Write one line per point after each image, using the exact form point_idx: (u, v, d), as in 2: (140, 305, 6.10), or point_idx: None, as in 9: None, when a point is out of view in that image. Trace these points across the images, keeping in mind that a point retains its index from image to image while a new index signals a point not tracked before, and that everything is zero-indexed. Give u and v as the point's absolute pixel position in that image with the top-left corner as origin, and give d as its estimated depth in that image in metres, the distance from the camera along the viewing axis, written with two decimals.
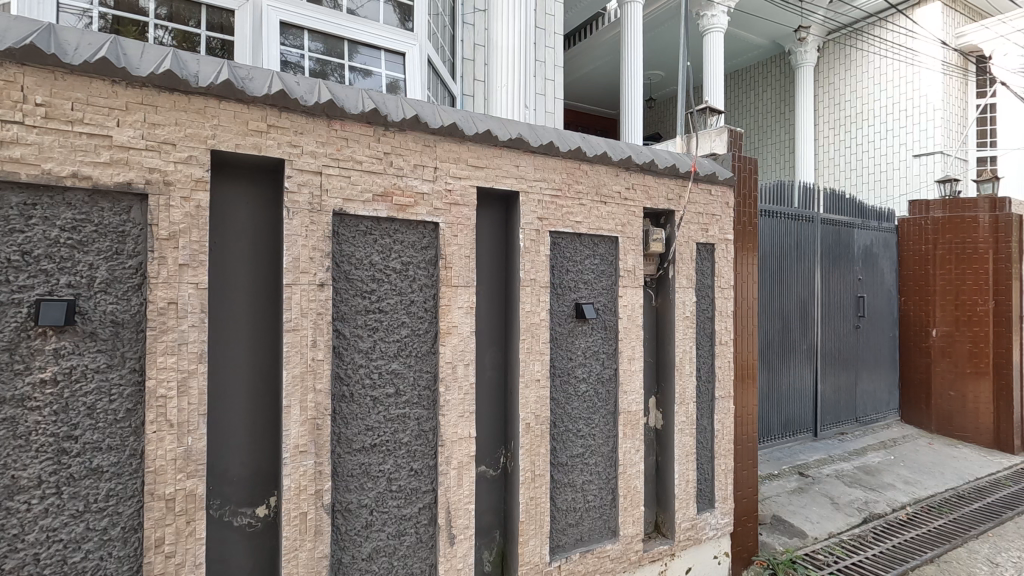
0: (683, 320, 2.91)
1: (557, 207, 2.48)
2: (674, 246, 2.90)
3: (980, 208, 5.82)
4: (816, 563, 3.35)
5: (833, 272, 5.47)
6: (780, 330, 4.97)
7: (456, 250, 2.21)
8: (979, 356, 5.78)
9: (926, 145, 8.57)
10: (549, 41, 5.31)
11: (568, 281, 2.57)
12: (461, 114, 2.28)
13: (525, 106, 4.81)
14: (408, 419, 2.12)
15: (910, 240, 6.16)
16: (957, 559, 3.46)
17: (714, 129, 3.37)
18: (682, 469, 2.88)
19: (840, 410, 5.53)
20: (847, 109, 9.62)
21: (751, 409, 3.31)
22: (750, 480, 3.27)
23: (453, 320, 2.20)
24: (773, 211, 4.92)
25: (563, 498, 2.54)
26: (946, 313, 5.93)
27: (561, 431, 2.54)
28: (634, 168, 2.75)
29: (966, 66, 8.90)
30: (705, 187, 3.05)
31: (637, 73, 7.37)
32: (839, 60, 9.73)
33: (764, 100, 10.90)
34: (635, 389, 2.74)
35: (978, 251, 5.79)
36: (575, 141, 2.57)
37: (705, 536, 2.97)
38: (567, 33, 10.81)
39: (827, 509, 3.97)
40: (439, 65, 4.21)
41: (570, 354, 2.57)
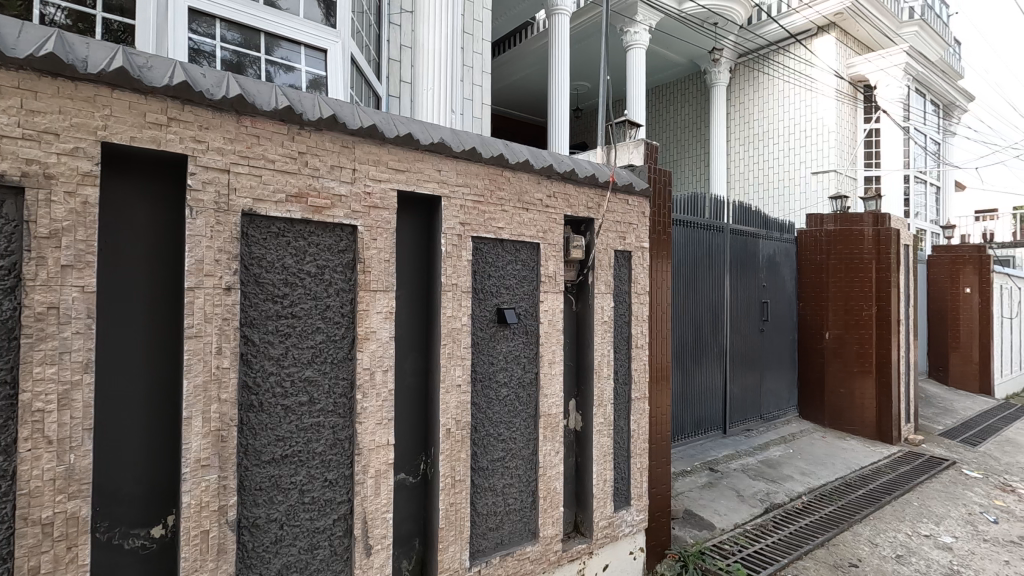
0: (601, 324, 3.01)
1: (479, 212, 2.50)
2: (593, 253, 2.99)
3: (865, 222, 6.43)
4: (722, 553, 3.55)
5: (741, 279, 5.85)
6: (693, 333, 5.26)
7: (375, 254, 2.16)
8: (865, 356, 6.33)
9: (822, 164, 9.40)
10: (477, 47, 5.34)
11: (489, 287, 2.59)
12: (381, 116, 2.24)
13: (451, 110, 4.80)
14: (323, 428, 2.05)
15: (807, 251, 6.75)
16: (843, 542, 3.80)
17: (632, 141, 3.51)
18: (599, 468, 2.98)
19: (746, 408, 5.92)
20: (755, 127, 10.34)
21: (664, 409, 3.47)
22: (664, 477, 3.43)
23: (371, 325, 2.15)
24: (686, 221, 5.20)
25: (483, 503, 2.55)
26: (838, 317, 6.49)
27: (482, 436, 2.55)
28: (556, 176, 2.82)
29: (855, 96, 9.82)
30: (623, 197, 3.18)
31: (564, 84, 7.55)
32: (748, 81, 10.45)
33: (682, 115, 11.51)
34: (555, 393, 2.80)
35: (863, 261, 6.38)
36: (498, 148, 2.60)
37: (621, 533, 3.08)
38: (497, 40, 10.91)
39: (733, 501, 4.23)
40: (363, 64, 4.12)
41: (492, 358, 2.59)
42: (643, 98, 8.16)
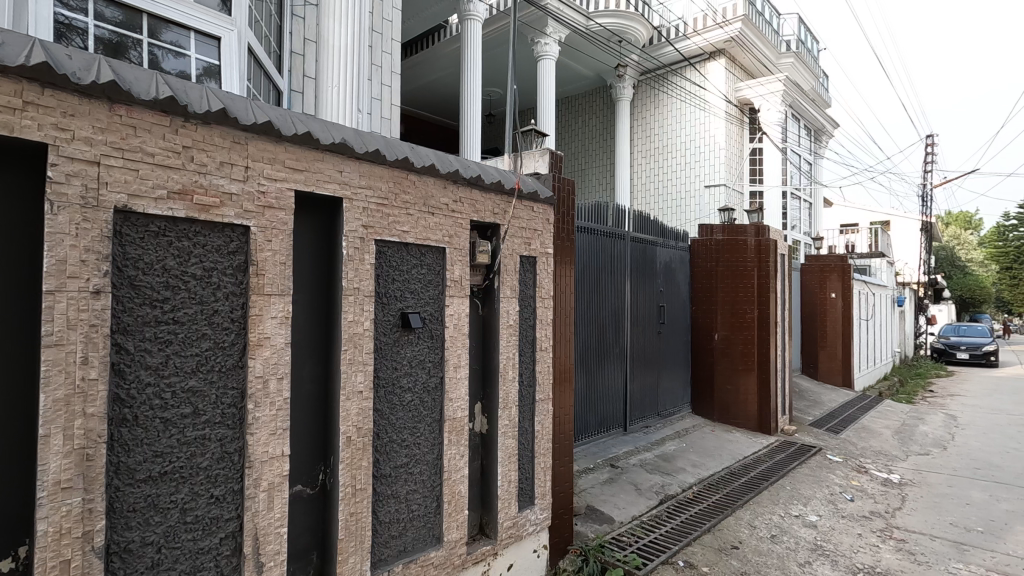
0: (507, 328, 3.07)
1: (382, 215, 2.46)
2: (499, 258, 3.05)
3: (749, 233, 7.03)
4: (620, 545, 3.74)
5: (640, 284, 6.19)
6: (596, 336, 5.49)
7: (270, 256, 2.07)
8: (748, 356, 6.93)
9: (714, 178, 10.18)
10: (386, 46, 5.25)
11: (394, 291, 2.56)
12: (277, 112, 2.15)
13: (358, 109, 4.68)
14: (209, 441, 1.93)
15: (699, 258, 7.27)
16: (726, 526, 4.13)
17: (537, 150, 3.62)
18: (504, 470, 3.03)
19: (644, 406, 6.26)
20: (655, 141, 10.99)
21: (566, 409, 3.60)
22: (566, 476, 3.55)
23: (266, 331, 2.05)
24: (589, 228, 5.42)
25: (386, 510, 2.50)
26: (725, 320, 7.04)
27: (385, 442, 2.51)
28: (462, 181, 2.84)
29: (741, 117, 10.74)
30: (528, 204, 3.27)
31: (476, 89, 7.60)
32: (649, 98, 11.09)
33: (589, 126, 11.99)
34: (461, 396, 2.81)
35: (747, 269, 6.98)
36: (403, 151, 2.57)
37: (525, 533, 3.15)
38: (409, 40, 10.76)
39: (631, 495, 4.47)
40: (262, 56, 3.91)
41: (395, 363, 2.55)
42: (552, 107, 8.41)
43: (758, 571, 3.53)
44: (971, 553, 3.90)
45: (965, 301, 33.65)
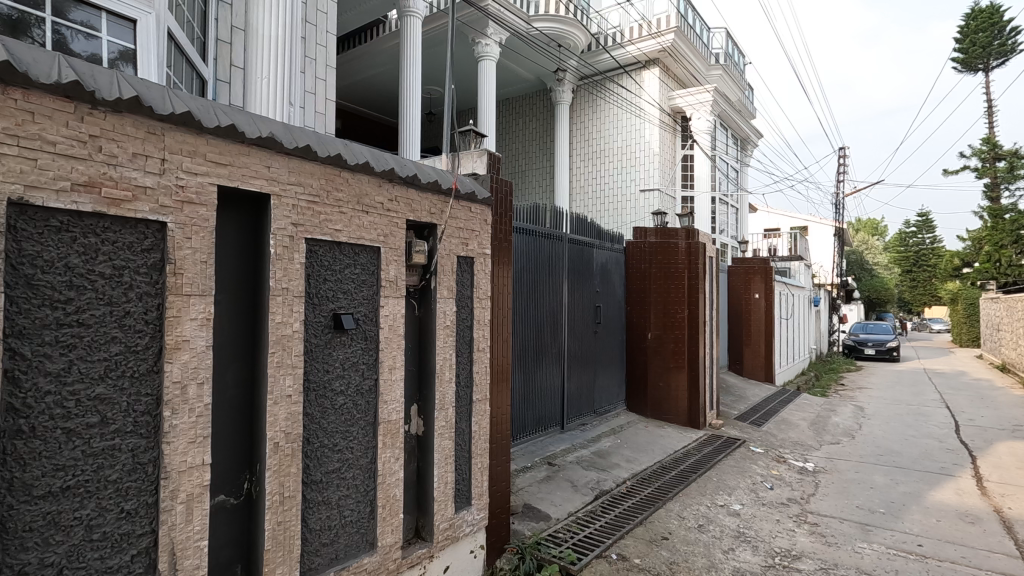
0: (443, 328, 3.05)
1: (313, 214, 2.39)
2: (435, 258, 3.03)
3: (680, 236, 7.34)
4: (556, 541, 3.80)
5: (577, 285, 6.32)
6: (533, 336, 5.55)
7: (189, 254, 1.95)
8: (679, 354, 7.22)
9: (648, 182, 10.54)
10: (320, 39, 5.09)
11: (325, 291, 2.48)
12: (198, 102, 2.03)
13: (290, 102, 4.51)
14: (120, 451, 1.79)
15: (634, 260, 7.50)
16: (657, 518, 4.29)
17: (475, 150, 3.62)
18: (441, 471, 3.02)
19: (581, 404, 6.38)
20: (594, 145, 11.25)
21: (503, 408, 3.62)
22: (503, 475, 3.57)
23: (184, 333, 1.93)
24: (527, 229, 5.47)
25: (316, 518, 2.43)
26: (658, 319, 7.31)
27: (315, 447, 2.43)
28: (398, 180, 2.80)
29: (674, 125, 11.19)
30: (465, 205, 3.26)
31: (416, 86, 7.51)
32: (588, 103, 11.35)
33: (529, 129, 12.12)
34: (396, 398, 2.77)
35: (678, 271, 7.27)
36: (336, 147, 2.50)
37: (462, 533, 3.14)
38: (346, 34, 10.48)
39: (568, 492, 4.55)
40: (184, 42, 3.70)
41: (327, 365, 2.48)
42: (493, 109, 8.46)
43: (686, 559, 3.69)
44: (875, 533, 4.24)
45: (872, 301, 36.53)
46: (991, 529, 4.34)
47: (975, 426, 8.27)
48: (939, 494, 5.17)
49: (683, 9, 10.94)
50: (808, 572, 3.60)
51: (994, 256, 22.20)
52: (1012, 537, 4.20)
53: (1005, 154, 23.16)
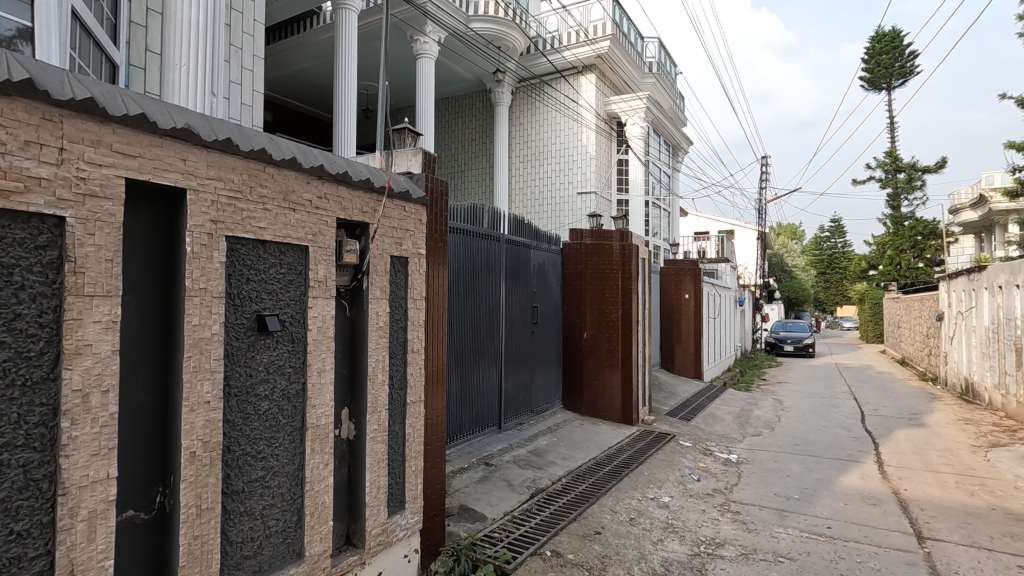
0: (376, 330, 2.99)
1: (235, 210, 2.27)
2: (367, 258, 2.96)
3: (614, 238, 7.53)
4: (491, 541, 3.81)
5: (514, 286, 6.36)
6: (471, 337, 5.54)
7: (92, 252, 1.80)
8: (614, 353, 7.41)
9: (585, 185, 10.77)
10: (246, 27, 4.87)
11: (248, 292, 2.37)
12: (103, 88, 1.88)
13: (214, 92, 4.30)
14: (8, 467, 1.63)
15: (570, 261, 7.63)
16: (591, 514, 4.39)
17: (409, 149, 3.57)
18: (373, 476, 2.96)
19: (519, 404, 6.42)
20: (532, 147, 11.36)
21: (438, 410, 3.59)
22: (438, 477, 3.54)
23: (86, 337, 1.79)
24: (464, 229, 5.44)
25: (238, 530, 2.31)
26: (593, 319, 7.48)
27: (236, 456, 2.31)
28: (328, 177, 2.71)
29: (609, 131, 11.48)
30: (399, 204, 3.21)
31: (351, 81, 7.31)
32: (527, 105, 11.45)
33: (469, 129, 12.10)
34: (325, 403, 2.69)
35: (613, 272, 7.46)
36: (259, 142, 2.39)
37: (395, 538, 3.09)
38: (277, 23, 10.05)
39: (504, 491, 4.58)
40: (94, 24, 3.44)
41: (249, 370, 2.36)
42: (431, 108, 8.40)
43: (618, 552, 3.80)
44: (790, 518, 4.52)
45: (792, 301, 39.07)
46: (890, 510, 4.74)
47: (878, 415, 9.01)
48: (846, 479, 5.59)
49: (618, 18, 11.24)
50: (730, 558, 3.79)
51: (896, 259, 24.28)
52: (907, 516, 4.61)
53: (904, 167, 25.40)
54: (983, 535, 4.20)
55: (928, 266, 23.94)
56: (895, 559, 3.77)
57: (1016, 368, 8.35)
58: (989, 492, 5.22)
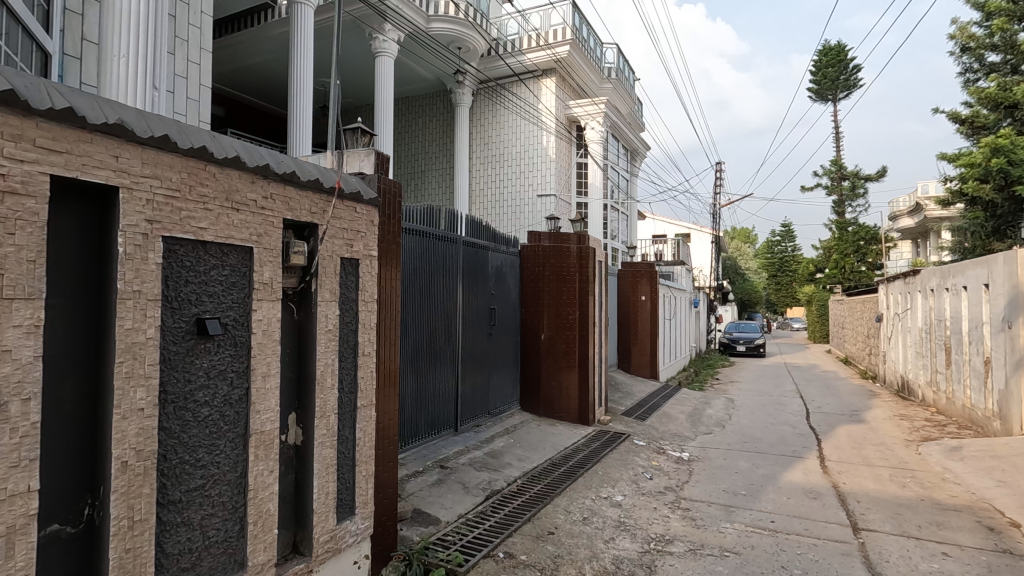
0: (325, 333, 2.94)
1: (173, 210, 2.19)
2: (316, 260, 2.90)
3: (572, 241, 7.62)
4: (444, 545, 3.78)
5: (471, 287, 6.35)
6: (427, 339, 5.50)
7: (11, 253, 1.70)
8: (570, 354, 7.49)
9: (545, 188, 10.86)
10: (194, 19, 4.72)
11: (187, 295, 2.29)
12: (25, 79, 1.79)
13: (157, 86, 4.15)
14: None
15: (529, 263, 7.65)
16: (544, 514, 4.43)
17: (362, 149, 3.52)
18: (321, 482, 2.90)
19: (475, 406, 6.42)
20: (493, 149, 11.39)
21: (391, 413, 3.55)
22: (390, 481, 3.50)
23: (4, 343, 1.69)
24: (421, 231, 5.39)
25: (174, 541, 2.23)
26: (551, 320, 7.53)
27: (173, 464, 2.23)
28: (274, 177, 2.64)
29: (569, 135, 11.61)
30: (350, 205, 3.16)
31: (307, 78, 7.15)
32: (488, 108, 11.48)
33: (429, 129, 12.02)
34: (270, 408, 2.62)
35: (570, 274, 7.55)
36: (199, 139, 2.31)
37: (344, 545, 3.04)
38: (229, 15, 9.72)
39: (459, 494, 4.56)
40: (24, 11, 3.26)
41: (188, 375, 2.28)
42: (390, 107, 8.30)
43: (570, 552, 3.84)
44: (736, 513, 4.69)
45: (744, 302, 40.48)
46: (828, 503, 4.97)
47: (821, 412, 9.43)
48: (790, 474, 5.82)
49: (578, 23, 11.35)
50: (679, 554, 3.89)
51: (840, 263, 25.43)
52: (844, 508, 4.84)
53: (849, 175, 26.66)
54: (913, 525, 4.46)
55: (870, 270, 25.19)
56: (833, 550, 3.95)
57: (946, 366, 8.88)
58: (919, 484, 5.54)
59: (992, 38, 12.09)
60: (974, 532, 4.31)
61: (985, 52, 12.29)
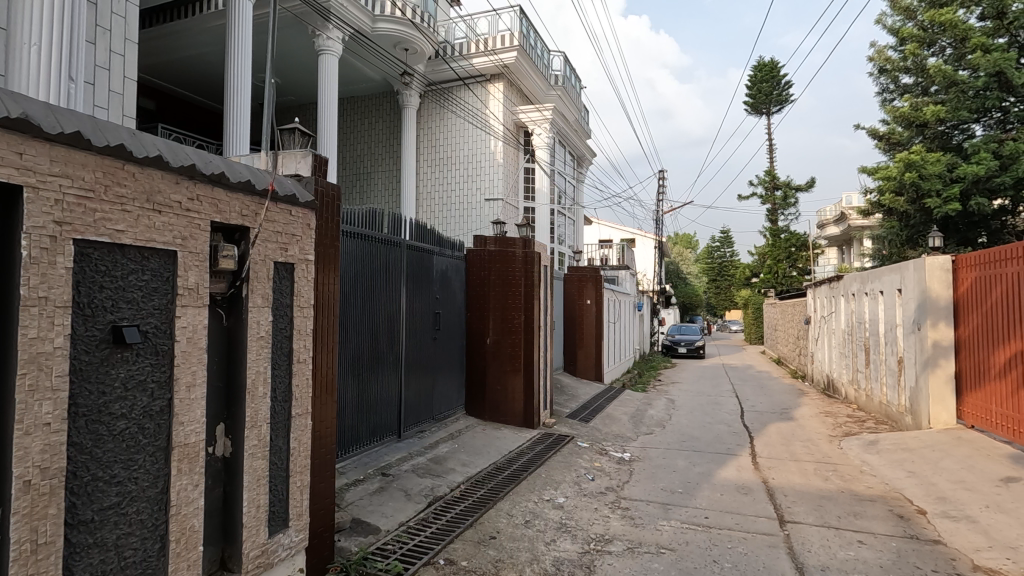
0: (257, 340, 2.83)
1: (86, 211, 2.06)
2: (246, 264, 2.80)
3: (517, 245, 7.65)
4: (383, 554, 3.72)
5: (415, 291, 6.28)
6: (370, 345, 5.40)
7: None
8: (516, 358, 7.53)
9: (493, 192, 10.90)
10: (117, 8, 4.46)
11: (102, 300, 2.16)
12: None
13: (73, 76, 3.89)
14: None
15: (474, 267, 7.65)
16: (487, 518, 4.44)
17: (298, 151, 3.42)
18: (251, 495, 2.79)
19: (420, 412, 6.36)
20: (441, 152, 11.34)
21: (327, 422, 3.46)
22: (327, 491, 3.41)
23: None
24: (362, 234, 5.27)
25: (86, 563, 2.09)
26: (496, 325, 7.55)
27: (84, 482, 2.09)
28: (200, 178, 2.53)
29: (517, 140, 11.71)
30: (284, 208, 3.07)
31: (245, 73, 6.89)
32: (435, 111, 11.42)
33: (375, 130, 11.83)
34: (195, 419, 2.50)
35: (515, 278, 7.58)
36: (118, 136, 2.19)
37: (276, 559, 2.93)
38: (160, 5, 9.24)
39: (400, 501, 4.50)
40: None
41: (102, 387, 2.15)
42: (334, 107, 8.11)
43: (511, 556, 3.86)
44: (673, 511, 4.85)
45: (686, 306, 41.97)
46: (758, 498, 5.22)
47: (755, 411, 9.90)
48: (724, 471, 6.08)
49: (525, 30, 11.44)
50: (617, 553, 3.98)
51: (773, 268, 26.83)
52: (772, 502, 5.10)
53: (781, 185, 28.17)
54: (833, 515, 4.75)
55: (800, 275, 26.66)
56: (761, 543, 4.14)
57: (866, 365, 9.52)
58: (840, 477, 5.92)
59: (905, 61, 13.10)
60: (886, 520, 4.64)
61: (900, 74, 13.34)
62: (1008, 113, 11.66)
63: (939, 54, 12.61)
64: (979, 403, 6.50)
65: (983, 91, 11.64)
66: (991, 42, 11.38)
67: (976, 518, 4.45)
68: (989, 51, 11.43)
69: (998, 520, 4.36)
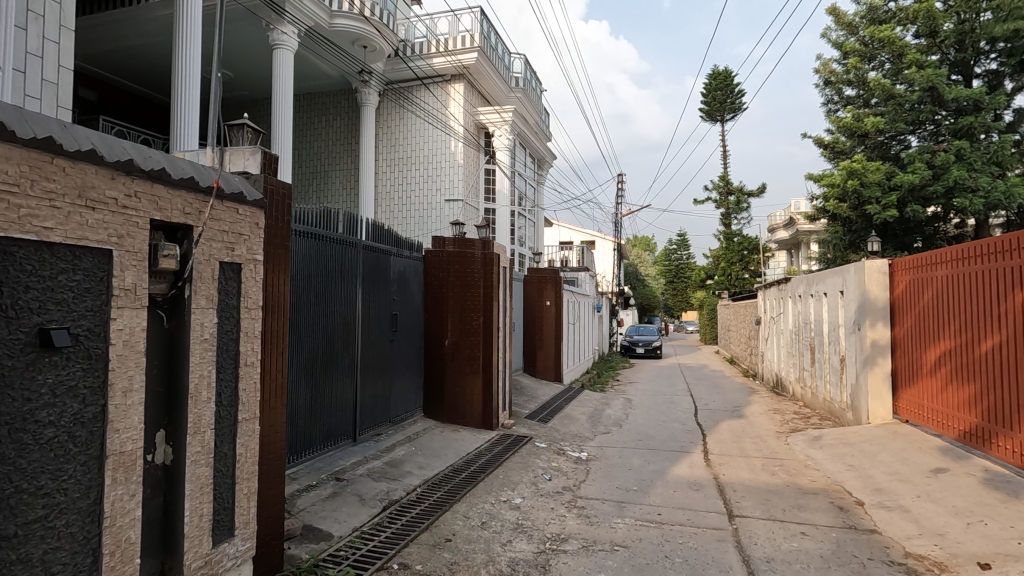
0: (200, 343, 2.74)
1: (8, 207, 1.95)
2: (189, 263, 2.69)
3: (477, 246, 7.62)
4: (335, 561, 3.64)
5: (372, 292, 6.19)
6: (324, 347, 5.29)
7: None
8: (474, 359, 7.50)
9: (453, 193, 10.86)
10: None
11: (28, 301, 2.05)
12: None
13: None
14: None
15: (433, 268, 7.59)
16: (443, 521, 4.41)
17: (247, 147, 3.32)
18: (194, 503, 2.68)
19: (376, 415, 6.26)
20: (400, 151, 11.22)
21: (276, 426, 3.36)
22: (276, 498, 3.31)
23: None
24: (316, 233, 5.14)
25: None
26: (455, 326, 7.51)
27: (6, 495, 1.97)
28: (139, 174, 2.42)
29: (477, 141, 11.68)
30: (231, 206, 2.96)
31: (193, 65, 6.65)
32: (394, 110, 11.30)
33: (331, 128, 11.60)
34: (131, 426, 2.38)
35: (474, 279, 7.55)
36: (46, 128, 2.07)
37: (220, 569, 2.83)
38: None
39: (354, 506, 4.42)
40: None
41: (27, 393, 2.03)
42: (289, 103, 7.91)
43: (466, 558, 3.85)
44: (627, 508, 4.94)
45: (644, 307, 42.91)
46: (708, 493, 5.38)
47: (707, 409, 10.19)
48: (677, 469, 6.24)
49: (486, 30, 11.44)
50: (571, 551, 4.02)
51: (727, 270, 27.72)
52: (722, 497, 5.26)
53: (734, 190, 29.13)
54: (778, 509, 4.94)
55: (751, 277, 27.66)
56: (710, 537, 4.27)
57: (811, 363, 9.93)
58: (786, 472, 6.16)
59: (848, 74, 13.76)
60: (827, 512, 4.86)
61: (844, 86, 14.01)
62: (940, 126, 12.40)
63: (878, 68, 13.29)
64: (912, 398, 6.89)
65: (918, 104, 12.35)
66: (925, 59, 12.10)
67: (908, 508, 4.71)
68: (923, 67, 12.16)
69: (927, 508, 4.63)
